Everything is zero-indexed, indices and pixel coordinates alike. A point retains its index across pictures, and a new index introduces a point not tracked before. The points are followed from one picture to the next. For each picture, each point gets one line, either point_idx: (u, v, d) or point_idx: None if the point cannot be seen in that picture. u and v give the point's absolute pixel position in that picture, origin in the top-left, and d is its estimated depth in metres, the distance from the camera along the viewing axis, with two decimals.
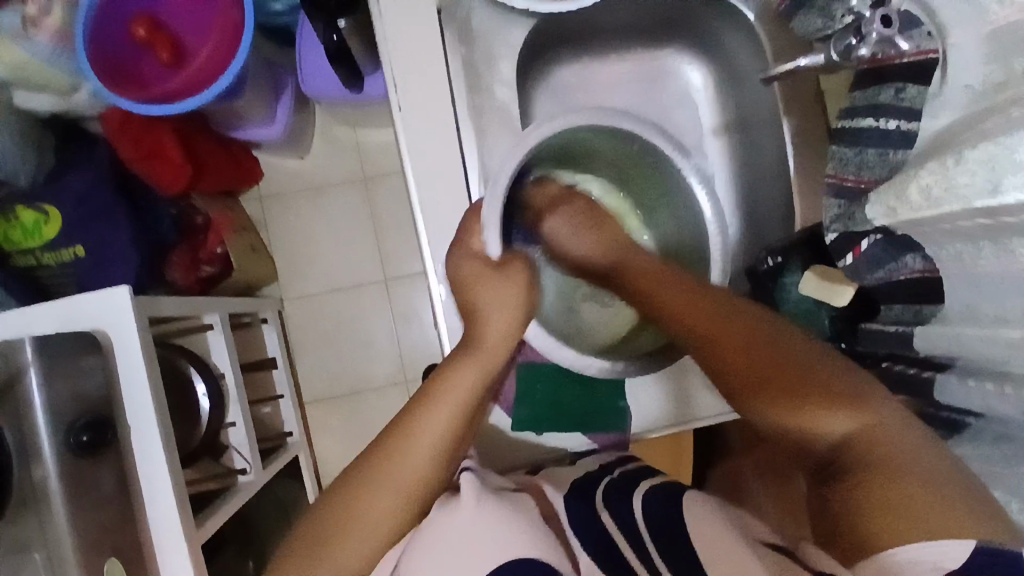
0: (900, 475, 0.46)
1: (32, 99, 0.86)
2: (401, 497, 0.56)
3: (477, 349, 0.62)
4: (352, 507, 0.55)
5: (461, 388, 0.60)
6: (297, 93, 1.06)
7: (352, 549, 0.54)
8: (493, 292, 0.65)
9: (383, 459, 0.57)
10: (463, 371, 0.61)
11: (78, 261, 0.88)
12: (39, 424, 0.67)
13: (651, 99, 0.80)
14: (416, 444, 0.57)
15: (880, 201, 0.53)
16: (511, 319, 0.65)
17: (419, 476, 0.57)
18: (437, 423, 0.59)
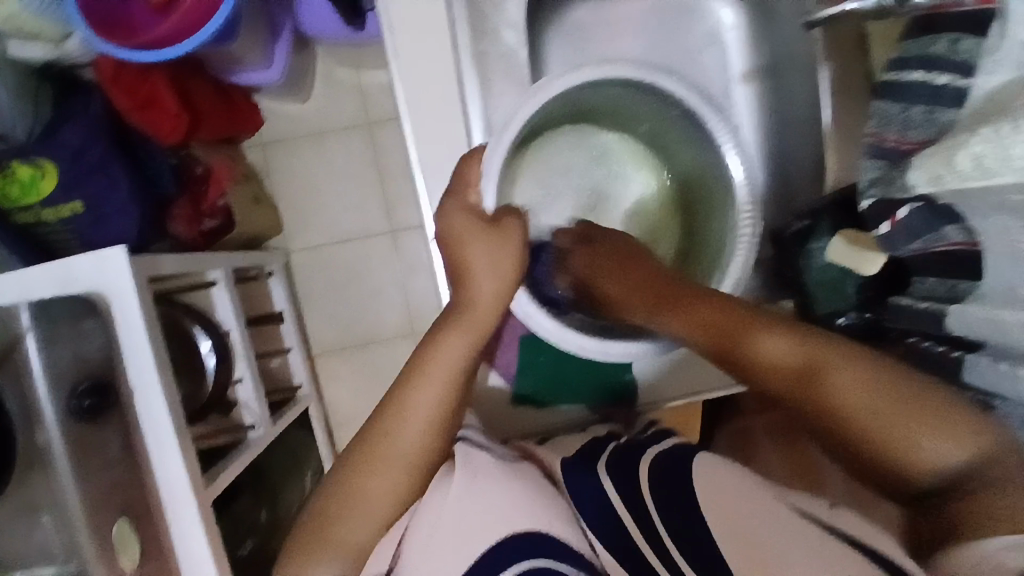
0: (988, 490, 0.45)
1: (26, 49, 0.83)
2: (397, 479, 0.54)
3: (467, 312, 0.59)
4: (347, 494, 0.54)
5: (449, 359, 0.57)
6: (296, 34, 1.00)
7: (354, 531, 0.53)
8: (484, 246, 0.59)
9: (376, 443, 0.55)
10: (452, 339, 0.58)
11: (75, 217, 0.85)
12: (40, 388, 0.67)
13: (676, 37, 0.72)
14: (408, 422, 0.55)
15: (926, 166, 0.47)
16: (501, 277, 0.59)
17: (413, 455, 0.55)
18: (429, 394, 0.56)
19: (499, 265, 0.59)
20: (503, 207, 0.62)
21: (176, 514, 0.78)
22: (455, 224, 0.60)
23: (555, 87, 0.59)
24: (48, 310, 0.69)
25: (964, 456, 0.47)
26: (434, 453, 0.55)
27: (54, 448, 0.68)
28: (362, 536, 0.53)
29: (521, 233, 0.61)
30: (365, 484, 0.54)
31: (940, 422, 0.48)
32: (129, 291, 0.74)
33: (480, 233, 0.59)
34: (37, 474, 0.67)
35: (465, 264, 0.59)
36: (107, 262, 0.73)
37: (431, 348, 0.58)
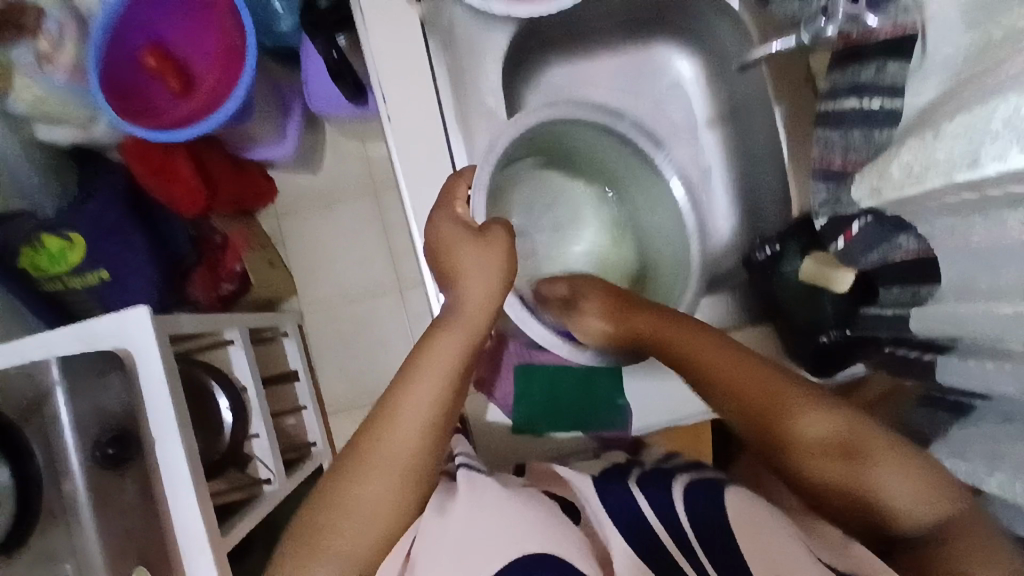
0: (978, 556, 0.47)
1: (52, 133, 0.89)
2: (392, 483, 0.54)
3: (460, 313, 0.60)
4: (341, 501, 0.53)
5: (445, 356, 0.57)
6: (305, 112, 1.10)
7: (349, 541, 0.52)
8: (477, 252, 0.60)
9: (370, 442, 0.55)
10: (447, 336, 0.58)
11: (101, 284, 0.94)
12: (67, 439, 0.72)
13: (644, 91, 0.79)
14: (399, 426, 0.55)
15: (865, 181, 0.52)
16: (493, 280, 0.60)
17: (409, 454, 0.55)
18: (426, 394, 0.56)
19: (491, 266, 0.60)
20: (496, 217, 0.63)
21: (193, 564, 0.80)
22: (447, 226, 0.62)
23: (534, 117, 0.67)
24: (72, 364, 0.73)
25: (938, 518, 0.50)
26: (431, 453, 0.55)
27: (77, 497, 0.71)
28: (358, 539, 0.52)
29: (510, 239, 0.61)
30: (359, 486, 0.54)
31: (916, 482, 0.50)
32: (151, 346, 0.79)
33: (468, 238, 0.61)
34: (60, 523, 0.71)
35: (457, 266, 0.60)
36: (130, 320, 0.79)
37: (427, 343, 0.59)
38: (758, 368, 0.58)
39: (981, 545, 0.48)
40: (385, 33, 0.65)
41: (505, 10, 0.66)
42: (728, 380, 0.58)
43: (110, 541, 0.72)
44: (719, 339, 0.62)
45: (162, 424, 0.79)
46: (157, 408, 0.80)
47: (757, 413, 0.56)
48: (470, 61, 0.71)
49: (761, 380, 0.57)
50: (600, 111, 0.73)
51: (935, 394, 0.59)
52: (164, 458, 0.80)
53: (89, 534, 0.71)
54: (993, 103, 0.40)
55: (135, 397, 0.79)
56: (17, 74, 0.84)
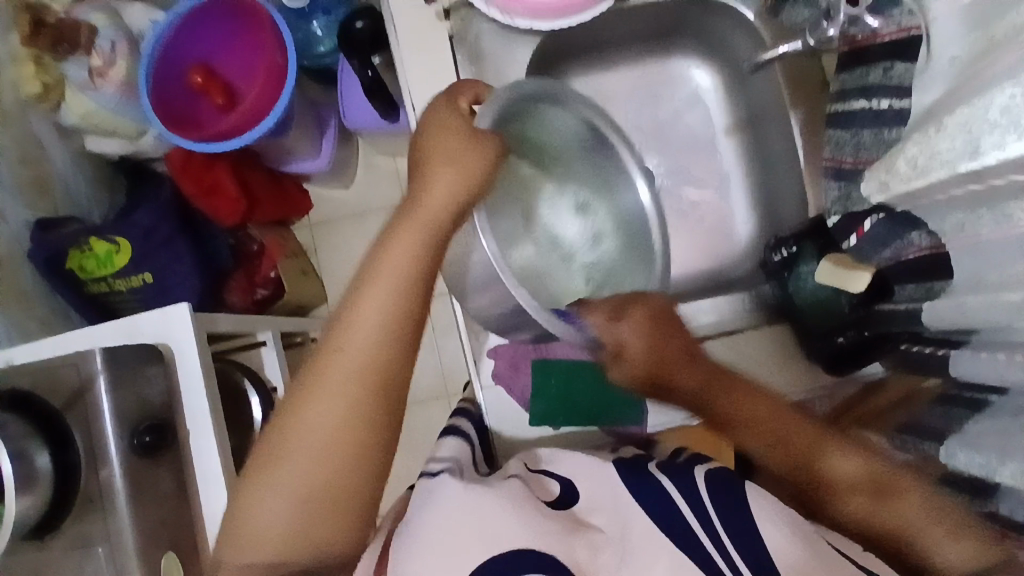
0: None
1: (104, 144, 0.99)
2: (344, 395, 0.52)
3: (426, 209, 0.55)
4: (294, 410, 0.52)
5: (400, 257, 0.54)
6: (340, 128, 1.15)
7: (301, 453, 0.51)
8: (455, 148, 0.56)
9: (323, 364, 0.52)
10: (400, 245, 0.54)
11: (144, 287, 0.97)
12: (106, 428, 0.75)
13: (661, 103, 0.82)
14: (355, 331, 0.52)
15: (873, 178, 0.53)
16: (467, 178, 0.56)
17: (360, 376, 0.52)
18: (380, 300, 0.53)
19: (466, 183, 0.56)
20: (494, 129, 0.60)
21: None
22: (435, 136, 0.57)
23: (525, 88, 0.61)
24: (116, 355, 0.77)
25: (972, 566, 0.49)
26: (385, 374, 0.53)
27: (113, 482, 0.74)
28: (311, 469, 0.51)
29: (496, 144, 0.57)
30: (311, 412, 0.52)
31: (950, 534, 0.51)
32: (190, 343, 0.83)
33: (450, 135, 0.57)
34: (96, 507, 0.74)
35: (426, 183, 0.55)
36: (171, 317, 0.83)
37: (389, 242, 0.55)
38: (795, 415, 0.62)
39: None
40: (414, 48, 0.70)
41: (528, 25, 0.67)
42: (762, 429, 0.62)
43: (143, 526, 0.75)
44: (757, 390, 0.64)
45: (197, 417, 0.83)
46: (192, 402, 0.83)
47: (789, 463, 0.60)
48: (493, 73, 0.74)
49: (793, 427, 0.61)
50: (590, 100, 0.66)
51: (953, 390, 0.57)
52: (197, 450, 0.83)
53: (122, 519, 0.74)
54: (989, 94, 0.42)
55: (172, 391, 0.82)
56: (71, 90, 0.92)
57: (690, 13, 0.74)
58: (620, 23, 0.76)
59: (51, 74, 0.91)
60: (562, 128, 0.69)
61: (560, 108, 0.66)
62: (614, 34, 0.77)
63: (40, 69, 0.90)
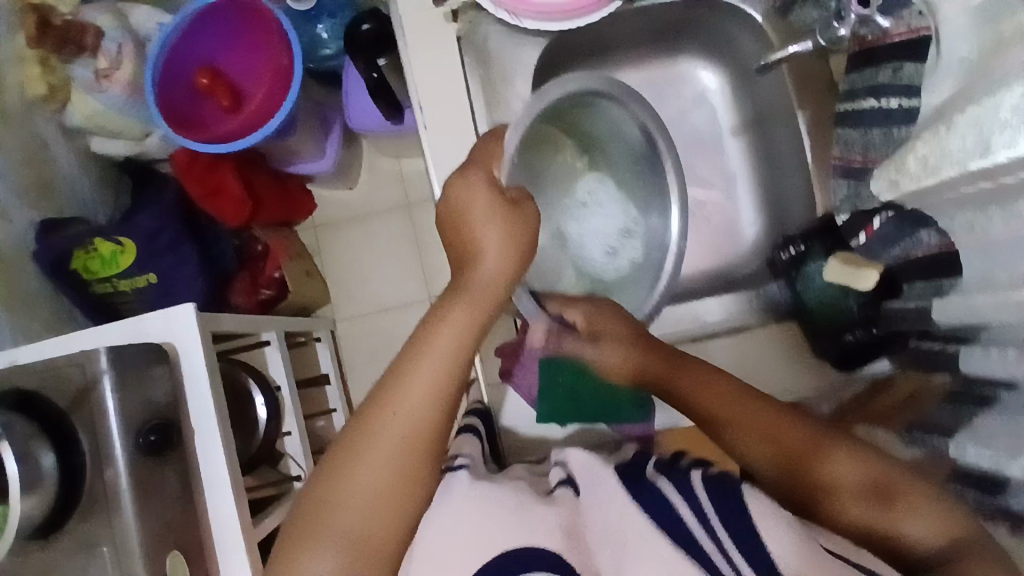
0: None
1: (110, 145, 1.00)
2: (394, 464, 0.52)
3: (472, 289, 0.56)
4: (338, 480, 0.52)
5: (452, 333, 0.54)
6: (344, 129, 1.15)
7: (347, 522, 0.51)
8: (497, 222, 0.56)
9: (372, 424, 0.53)
10: (455, 315, 0.55)
11: (149, 288, 0.97)
12: (111, 428, 0.75)
13: (669, 103, 0.82)
14: (404, 405, 0.53)
15: (883, 175, 0.53)
16: (518, 240, 0.57)
17: (412, 437, 0.53)
18: (428, 374, 0.53)
19: (512, 244, 0.56)
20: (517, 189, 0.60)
21: (224, 555, 0.82)
22: (470, 193, 0.57)
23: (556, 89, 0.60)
24: (122, 355, 0.76)
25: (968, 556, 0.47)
26: (433, 436, 0.53)
27: (119, 482, 0.74)
28: (364, 522, 0.51)
29: (535, 218, 0.58)
30: (363, 469, 0.52)
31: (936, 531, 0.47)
32: (195, 343, 0.83)
33: (501, 208, 0.57)
34: (102, 507, 0.74)
35: (473, 245, 0.56)
36: (176, 317, 0.83)
37: (434, 322, 0.55)
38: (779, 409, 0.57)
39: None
40: (422, 47, 0.70)
41: (534, 26, 0.69)
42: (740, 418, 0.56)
43: (148, 527, 0.75)
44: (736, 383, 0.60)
45: (202, 417, 0.83)
46: (198, 402, 0.83)
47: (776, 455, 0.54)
48: (499, 74, 0.74)
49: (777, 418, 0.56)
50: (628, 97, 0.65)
51: (958, 383, 0.57)
52: (202, 451, 0.83)
53: (128, 519, 0.74)
54: (1000, 94, 0.42)
55: (177, 391, 0.82)
56: (77, 91, 0.92)
57: (697, 15, 0.75)
58: (626, 24, 0.76)
59: (58, 75, 0.91)
60: (617, 126, 0.70)
61: (619, 107, 0.67)
62: (621, 34, 0.78)
63: (47, 71, 0.90)
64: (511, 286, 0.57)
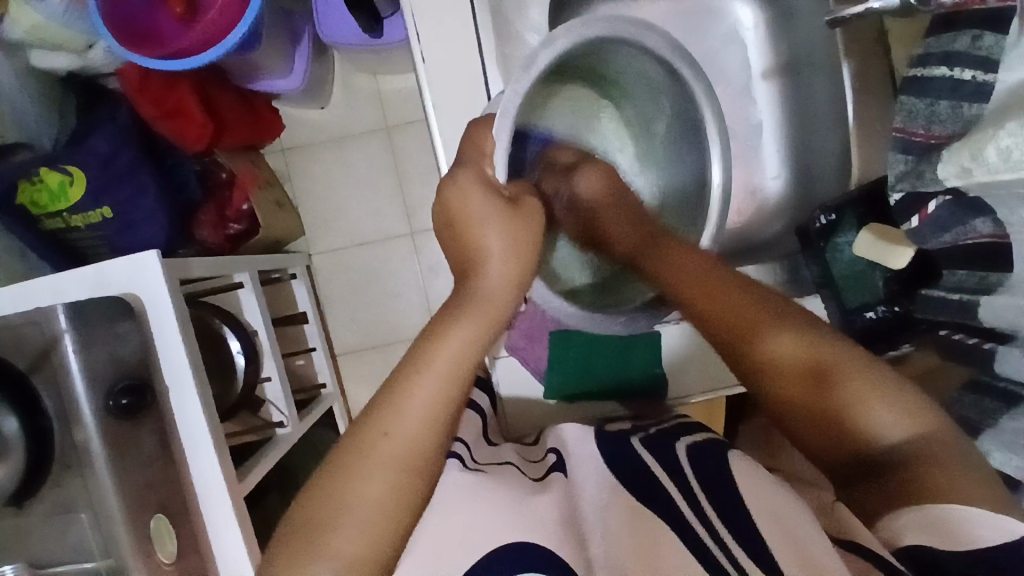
0: (942, 472, 0.47)
1: (48, 59, 0.85)
2: (392, 478, 0.47)
3: (475, 301, 0.54)
4: (331, 493, 0.47)
5: (455, 348, 0.51)
6: (316, 41, 1.02)
7: (336, 544, 0.45)
8: (502, 223, 0.56)
9: (365, 441, 0.48)
10: (459, 329, 0.52)
11: (105, 223, 0.87)
12: (77, 388, 0.69)
13: (700, 36, 0.73)
14: (403, 417, 0.49)
15: (953, 161, 0.48)
16: (522, 258, 0.56)
17: (408, 455, 0.48)
18: (429, 390, 0.50)
19: (516, 249, 0.56)
20: (519, 188, 0.61)
21: (210, 510, 0.80)
22: (465, 197, 0.56)
23: (545, 55, 0.54)
24: (83, 312, 0.70)
25: (911, 439, 0.49)
26: (434, 456, 0.49)
27: (91, 446, 0.69)
28: (354, 537, 0.45)
29: (537, 214, 0.58)
30: (360, 479, 0.47)
31: (899, 410, 0.50)
32: (164, 294, 0.76)
33: (498, 210, 0.56)
34: (76, 474, 0.70)
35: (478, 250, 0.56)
36: (140, 265, 0.75)
37: (434, 337, 0.52)
38: (756, 296, 0.59)
39: (954, 461, 0.47)
40: None
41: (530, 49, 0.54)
42: (717, 297, 0.59)
43: (128, 491, 0.71)
44: (713, 265, 0.62)
45: (176, 373, 0.77)
46: (171, 357, 0.77)
47: (710, 309, 0.59)
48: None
49: (737, 290, 0.60)
50: (649, 30, 0.60)
51: (984, 378, 0.56)
52: (179, 408, 0.78)
53: (104, 486, 0.70)
54: None
55: (149, 346, 0.76)
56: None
57: None
58: None
59: None
60: (632, 61, 0.65)
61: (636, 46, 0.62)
62: None
63: None
64: (515, 302, 0.56)
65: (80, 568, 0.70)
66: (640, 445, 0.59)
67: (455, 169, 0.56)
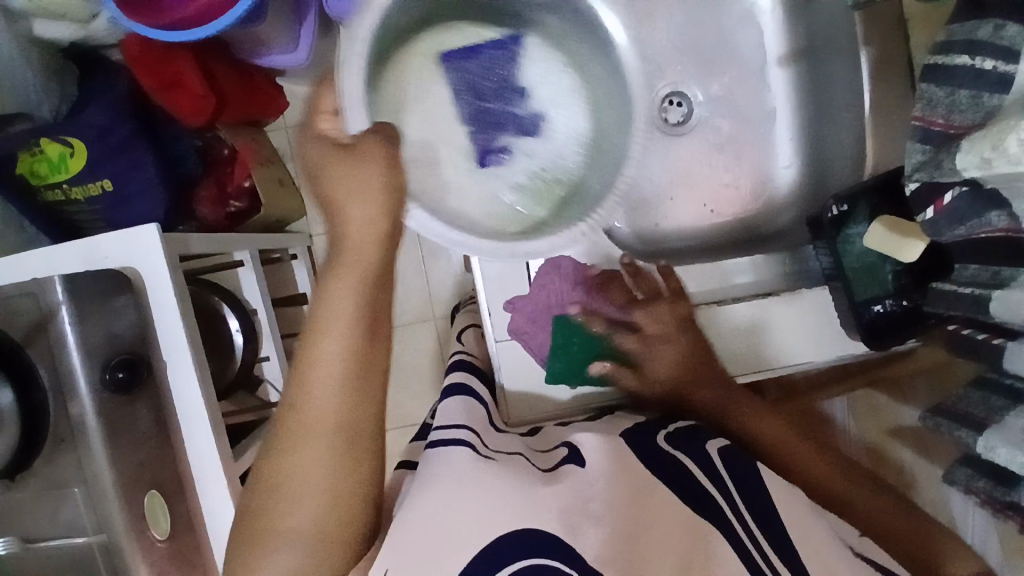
0: None
1: (51, 28, 0.81)
2: (326, 451, 0.53)
3: (349, 244, 0.55)
4: (275, 482, 0.53)
5: (347, 299, 0.54)
6: (322, 19, 1.01)
7: (296, 523, 0.53)
8: (348, 171, 0.57)
9: (289, 424, 0.54)
10: (343, 279, 0.55)
11: (103, 196, 0.86)
12: (73, 362, 0.67)
13: (712, 19, 0.76)
14: (314, 389, 0.53)
15: (973, 152, 0.46)
16: (382, 196, 0.56)
17: (334, 423, 0.54)
18: (336, 350, 0.54)
19: (372, 190, 0.56)
20: (371, 128, 0.59)
21: (205, 489, 0.79)
22: (330, 162, 0.57)
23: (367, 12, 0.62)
24: (77, 285, 0.68)
25: None
26: (362, 415, 0.55)
27: (88, 422, 0.68)
28: (308, 515, 0.53)
29: (383, 150, 0.58)
30: (300, 461, 0.53)
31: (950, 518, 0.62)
32: (163, 269, 0.75)
33: (337, 160, 0.57)
34: (70, 449, 0.68)
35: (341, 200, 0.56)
36: (138, 239, 0.74)
37: (325, 295, 0.55)
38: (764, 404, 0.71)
39: None
40: None
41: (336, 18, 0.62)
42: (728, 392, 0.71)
43: (123, 468, 0.70)
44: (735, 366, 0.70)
45: (174, 350, 0.76)
46: (169, 333, 0.76)
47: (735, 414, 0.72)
48: None
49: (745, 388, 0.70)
50: None
51: (992, 376, 0.56)
52: (176, 385, 0.77)
53: (99, 463, 0.68)
54: None
55: (146, 322, 0.75)
56: None
57: None
58: None
59: None
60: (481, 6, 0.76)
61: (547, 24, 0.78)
62: None
63: None
64: (389, 224, 0.57)
65: (72, 544, 0.70)
66: (668, 444, 0.63)
67: (302, 137, 0.61)
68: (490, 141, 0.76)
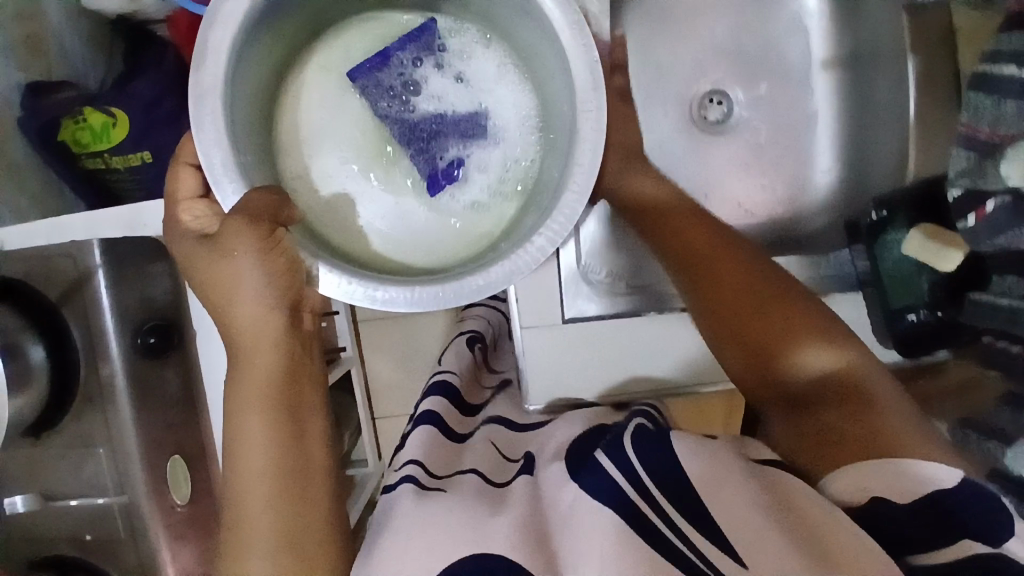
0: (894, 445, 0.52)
1: (101, 1, 0.83)
2: (268, 539, 0.53)
3: (243, 337, 0.58)
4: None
5: (247, 385, 0.57)
6: None
7: None
8: (232, 269, 0.57)
9: (230, 525, 0.54)
10: (246, 367, 0.58)
11: (144, 167, 0.87)
12: (106, 322, 0.69)
13: (764, 24, 0.77)
14: (243, 477, 0.55)
15: (1019, 160, 0.49)
16: (267, 277, 0.57)
17: (273, 505, 0.55)
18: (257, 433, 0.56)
19: (252, 274, 0.56)
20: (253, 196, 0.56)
21: None
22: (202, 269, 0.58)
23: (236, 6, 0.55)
24: (116, 249, 0.70)
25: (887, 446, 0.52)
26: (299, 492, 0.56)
27: (116, 382, 0.69)
28: None
29: (260, 222, 0.56)
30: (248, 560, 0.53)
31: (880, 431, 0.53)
32: None
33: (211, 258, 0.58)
34: (98, 410, 0.70)
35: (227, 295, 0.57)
36: None
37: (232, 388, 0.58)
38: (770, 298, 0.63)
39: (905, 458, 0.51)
40: None
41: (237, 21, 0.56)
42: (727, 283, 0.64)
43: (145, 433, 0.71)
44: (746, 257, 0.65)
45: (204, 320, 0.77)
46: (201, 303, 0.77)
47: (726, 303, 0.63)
48: None
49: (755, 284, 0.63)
50: None
51: (1021, 391, 0.53)
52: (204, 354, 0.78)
53: (125, 424, 0.70)
54: None
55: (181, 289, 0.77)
56: None
57: None
58: None
59: None
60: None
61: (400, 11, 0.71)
62: None
63: None
64: (288, 299, 0.58)
65: (93, 502, 0.71)
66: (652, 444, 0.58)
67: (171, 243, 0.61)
68: (433, 154, 0.71)
